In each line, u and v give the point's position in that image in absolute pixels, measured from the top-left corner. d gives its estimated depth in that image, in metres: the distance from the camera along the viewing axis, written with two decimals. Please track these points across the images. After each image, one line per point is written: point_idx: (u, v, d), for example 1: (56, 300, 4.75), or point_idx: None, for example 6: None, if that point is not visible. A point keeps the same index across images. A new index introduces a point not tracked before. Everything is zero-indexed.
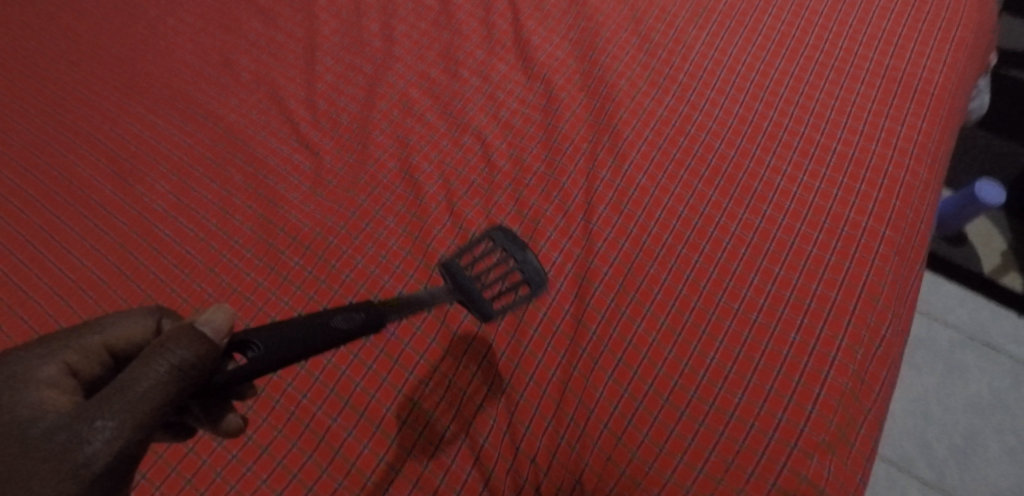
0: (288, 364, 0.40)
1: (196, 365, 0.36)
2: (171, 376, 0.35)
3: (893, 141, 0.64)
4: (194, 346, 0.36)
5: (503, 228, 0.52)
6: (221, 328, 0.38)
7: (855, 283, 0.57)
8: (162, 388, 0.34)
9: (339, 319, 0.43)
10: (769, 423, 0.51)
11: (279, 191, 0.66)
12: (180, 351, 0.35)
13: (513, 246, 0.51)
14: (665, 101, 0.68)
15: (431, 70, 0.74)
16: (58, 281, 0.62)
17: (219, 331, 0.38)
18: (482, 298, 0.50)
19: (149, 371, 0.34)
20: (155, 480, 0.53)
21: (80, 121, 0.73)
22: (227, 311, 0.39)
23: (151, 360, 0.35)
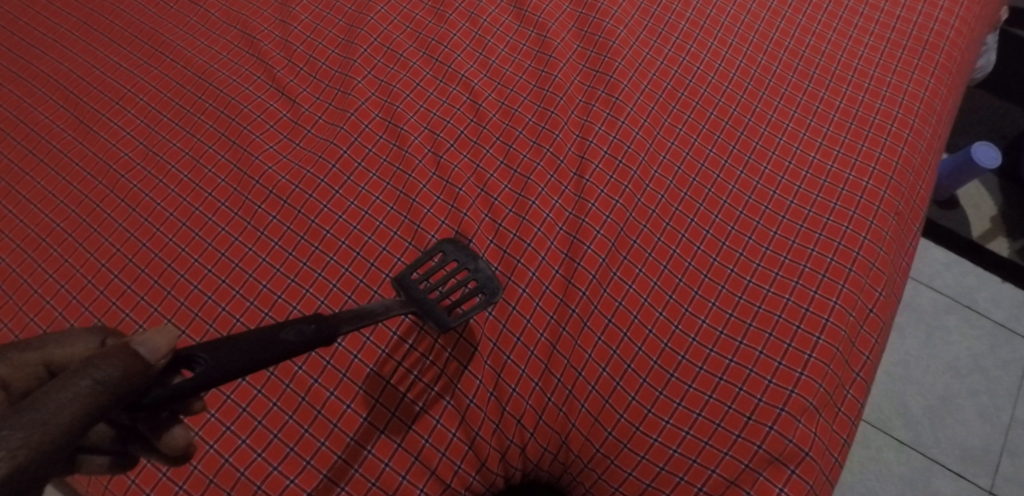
0: (232, 379, 0.40)
1: (126, 384, 0.33)
2: (93, 391, 0.31)
3: (897, 99, 0.66)
4: (124, 364, 0.33)
5: (453, 241, 0.61)
6: (157, 348, 0.37)
7: (850, 247, 0.59)
8: (84, 400, 0.30)
9: (289, 333, 0.44)
10: (752, 360, 0.56)
11: (281, 138, 0.68)
12: (106, 368, 0.32)
13: (464, 258, 0.60)
14: (663, 51, 0.70)
15: (415, 11, 0.74)
16: (76, 219, 0.66)
17: (156, 351, 0.37)
18: (437, 306, 0.58)
19: (69, 386, 0.30)
20: None
21: (92, 61, 0.75)
22: (167, 332, 0.38)
23: (71, 376, 0.31)
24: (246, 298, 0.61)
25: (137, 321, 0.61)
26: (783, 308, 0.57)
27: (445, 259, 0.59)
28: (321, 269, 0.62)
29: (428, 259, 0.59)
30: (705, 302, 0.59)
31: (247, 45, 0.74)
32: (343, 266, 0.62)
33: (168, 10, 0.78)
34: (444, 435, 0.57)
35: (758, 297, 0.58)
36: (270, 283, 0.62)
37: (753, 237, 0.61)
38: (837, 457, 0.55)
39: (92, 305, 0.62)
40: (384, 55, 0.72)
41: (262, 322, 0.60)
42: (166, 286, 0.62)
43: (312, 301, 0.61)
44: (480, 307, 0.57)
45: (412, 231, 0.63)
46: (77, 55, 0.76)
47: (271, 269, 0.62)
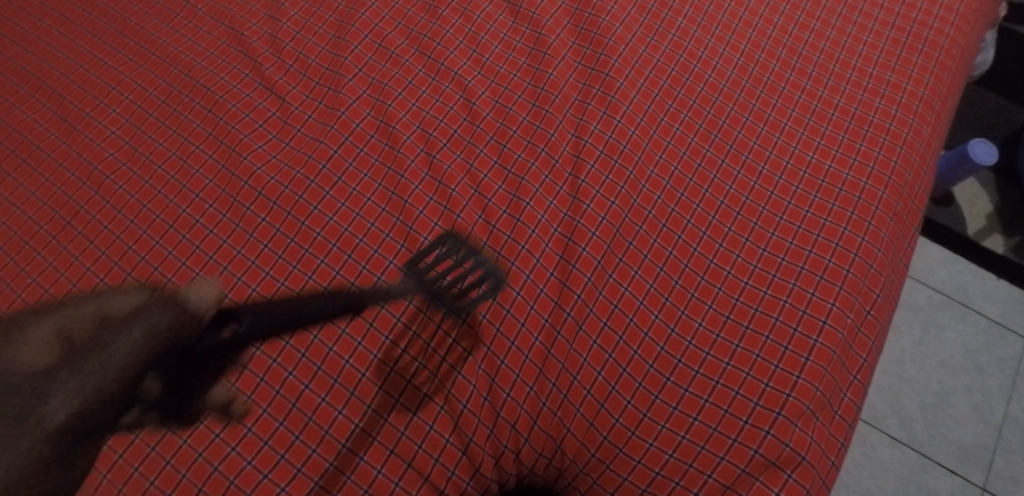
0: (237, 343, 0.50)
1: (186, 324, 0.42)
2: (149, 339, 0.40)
3: (896, 97, 0.65)
4: (167, 314, 0.41)
5: (456, 233, 0.62)
6: (205, 298, 0.44)
7: (848, 248, 0.59)
8: (138, 348, 0.39)
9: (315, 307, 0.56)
10: (748, 364, 0.55)
11: (271, 137, 0.67)
12: (169, 311, 0.41)
13: (466, 249, 0.61)
14: (660, 49, 0.69)
15: (407, 7, 0.73)
16: (60, 221, 0.65)
17: (204, 300, 0.44)
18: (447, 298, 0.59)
19: (130, 329, 0.39)
20: None
21: (76, 59, 0.73)
22: (212, 283, 0.45)
23: (139, 316, 0.40)
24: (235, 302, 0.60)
25: None
26: (780, 311, 0.57)
27: (448, 252, 0.60)
28: (311, 272, 0.61)
29: (431, 252, 0.61)
30: (702, 304, 0.58)
31: (235, 42, 0.73)
32: (334, 269, 0.61)
33: (154, 6, 0.77)
34: (437, 441, 0.56)
35: (755, 300, 0.57)
36: (260, 287, 0.60)
37: (750, 238, 0.60)
38: (833, 461, 0.55)
39: None
40: (376, 52, 0.70)
41: None
42: None
43: None
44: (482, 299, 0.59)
45: (404, 233, 0.62)
46: (61, 52, 0.74)
47: (261, 272, 0.61)
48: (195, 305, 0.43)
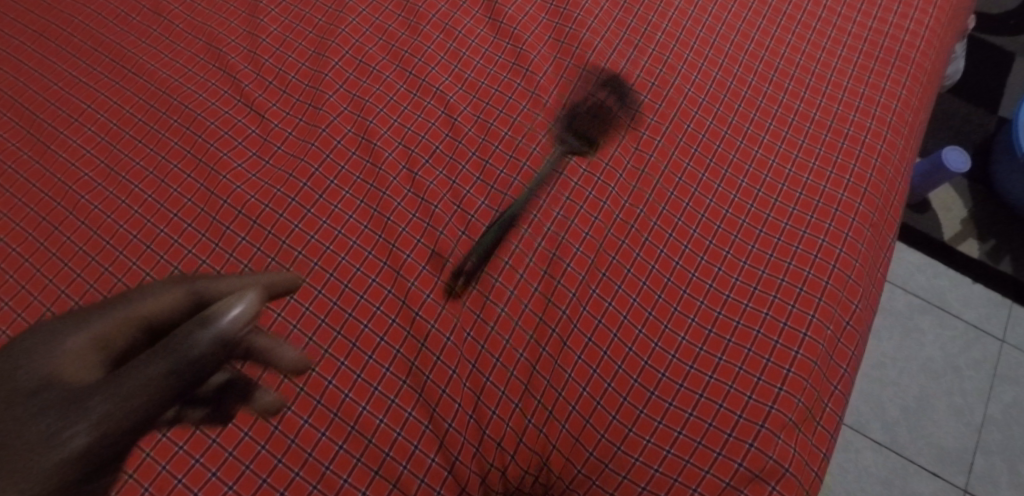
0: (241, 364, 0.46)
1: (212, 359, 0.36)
2: (177, 375, 0.34)
3: (870, 110, 0.66)
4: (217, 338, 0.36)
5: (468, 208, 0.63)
6: (236, 314, 0.37)
7: (827, 260, 0.59)
8: (170, 376, 0.34)
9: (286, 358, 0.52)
10: (731, 377, 0.55)
11: (251, 155, 0.66)
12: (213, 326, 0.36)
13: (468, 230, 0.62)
14: (641, 63, 0.69)
15: (388, 22, 0.73)
16: (33, 243, 0.64)
17: (239, 316, 0.37)
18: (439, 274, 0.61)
19: (194, 341, 0.35)
20: (146, 447, 0.54)
21: (50, 76, 0.72)
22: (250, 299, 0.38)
23: (195, 332, 0.35)
24: None
25: None
26: (761, 323, 0.57)
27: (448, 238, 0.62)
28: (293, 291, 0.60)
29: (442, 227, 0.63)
30: (685, 318, 0.58)
31: (214, 58, 0.72)
32: (316, 288, 0.60)
33: (130, 21, 0.76)
34: (422, 461, 0.56)
35: (737, 313, 0.58)
36: None
37: (731, 250, 0.61)
38: (817, 471, 0.55)
39: None
40: (357, 68, 0.70)
41: None
42: None
43: (284, 325, 0.59)
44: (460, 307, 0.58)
45: (387, 250, 0.62)
46: (35, 70, 0.73)
47: None
48: (223, 318, 0.36)
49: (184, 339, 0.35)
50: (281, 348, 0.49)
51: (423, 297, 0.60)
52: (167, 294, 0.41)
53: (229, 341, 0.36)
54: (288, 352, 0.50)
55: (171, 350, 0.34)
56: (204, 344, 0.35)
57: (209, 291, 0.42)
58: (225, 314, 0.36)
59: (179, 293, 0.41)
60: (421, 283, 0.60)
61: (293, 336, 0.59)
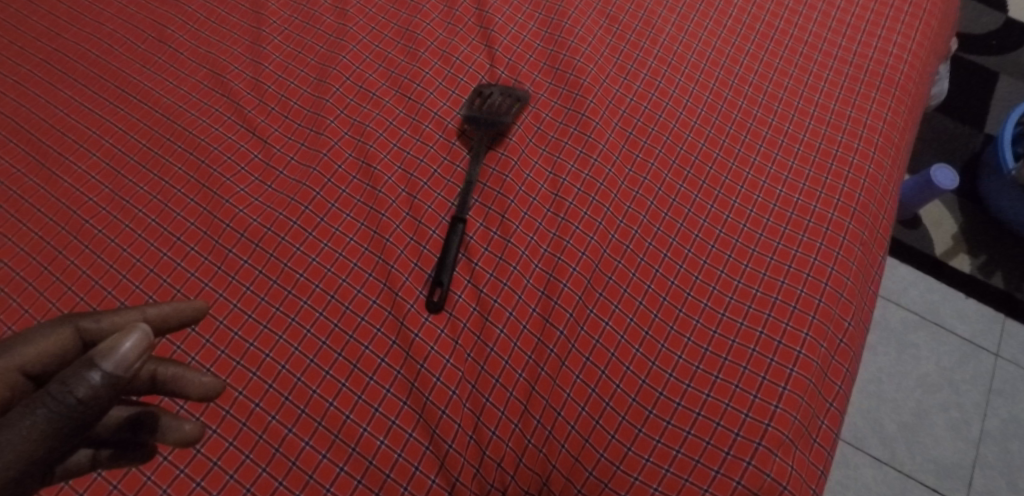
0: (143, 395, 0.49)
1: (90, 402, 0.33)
2: (76, 410, 0.32)
3: (858, 132, 0.68)
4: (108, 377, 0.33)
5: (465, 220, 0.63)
6: (122, 353, 0.34)
7: (819, 278, 0.61)
8: (56, 420, 0.32)
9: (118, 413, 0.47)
10: (728, 395, 0.56)
11: (253, 180, 0.68)
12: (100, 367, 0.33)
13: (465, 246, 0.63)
14: (633, 88, 0.71)
15: (387, 49, 0.75)
16: (37, 267, 0.64)
17: (123, 355, 0.34)
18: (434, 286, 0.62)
19: (79, 383, 0.33)
20: (147, 470, 0.55)
21: (56, 103, 0.74)
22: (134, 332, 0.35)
23: (83, 370, 0.33)
24: (217, 347, 0.60)
25: None
26: (756, 342, 0.58)
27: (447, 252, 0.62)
28: (294, 314, 0.61)
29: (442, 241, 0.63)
30: (681, 337, 0.59)
31: (217, 85, 0.74)
32: (317, 310, 0.61)
33: (135, 49, 0.77)
34: (422, 482, 0.56)
35: (732, 331, 0.59)
36: (242, 330, 0.60)
37: (725, 270, 0.62)
38: (815, 488, 0.55)
39: None
40: (357, 94, 0.72)
41: (232, 371, 0.59)
42: None
43: (286, 348, 0.60)
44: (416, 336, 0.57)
45: (386, 272, 0.62)
46: (41, 97, 0.74)
47: (243, 315, 0.61)
48: (112, 358, 0.34)
49: (67, 383, 0.32)
50: (190, 375, 0.51)
51: (421, 319, 0.60)
52: (50, 335, 0.42)
53: (118, 381, 0.34)
54: (196, 378, 0.52)
55: (51, 397, 0.32)
56: (93, 383, 0.33)
57: (95, 328, 0.44)
58: (114, 351, 0.34)
59: (64, 333, 0.43)
60: (420, 305, 0.61)
61: (294, 358, 0.59)
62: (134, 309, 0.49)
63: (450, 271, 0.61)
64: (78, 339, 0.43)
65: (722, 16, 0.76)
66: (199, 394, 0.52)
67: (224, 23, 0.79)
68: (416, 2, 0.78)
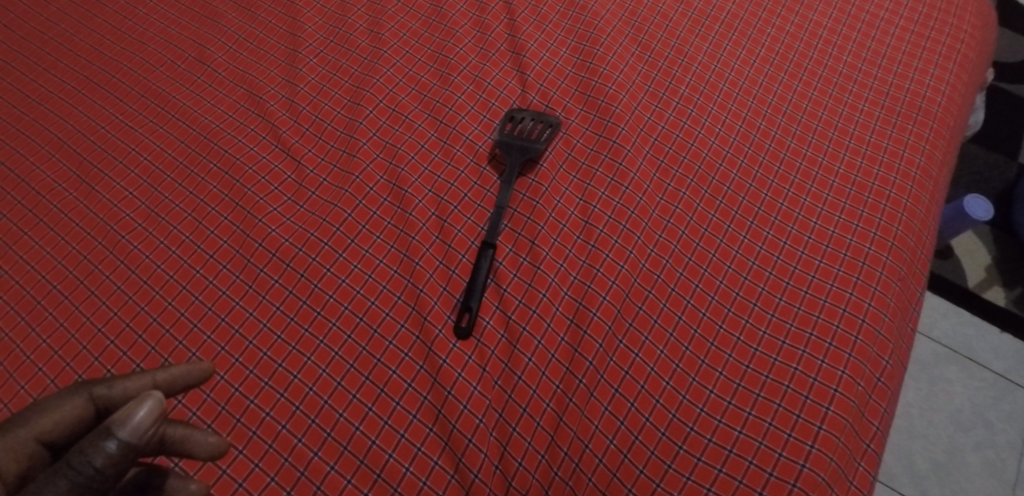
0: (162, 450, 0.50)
1: (106, 471, 0.36)
2: (94, 478, 0.36)
3: (895, 164, 0.67)
4: (126, 446, 0.37)
5: (493, 246, 0.63)
6: (139, 421, 0.37)
7: (855, 314, 0.59)
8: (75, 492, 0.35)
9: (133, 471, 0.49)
10: (761, 432, 0.55)
11: (286, 199, 0.68)
12: (116, 437, 0.36)
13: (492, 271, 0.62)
14: (665, 116, 0.71)
15: (420, 73, 0.76)
16: (73, 280, 0.65)
17: (140, 424, 0.37)
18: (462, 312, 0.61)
19: (95, 452, 0.36)
20: None
21: (98, 119, 0.75)
22: (148, 399, 0.38)
23: (100, 440, 0.36)
24: (246, 367, 0.60)
25: None
26: (790, 379, 0.57)
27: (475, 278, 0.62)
28: (322, 336, 0.61)
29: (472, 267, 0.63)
30: (712, 371, 0.58)
31: (253, 105, 0.75)
32: (345, 333, 0.61)
33: (175, 68, 0.79)
34: None
35: (765, 367, 0.58)
36: (271, 351, 0.61)
37: (758, 303, 0.61)
38: None
39: (85, 372, 0.60)
40: (389, 117, 0.72)
41: (259, 392, 0.59)
42: (163, 353, 0.61)
43: (314, 370, 0.60)
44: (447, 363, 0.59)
45: (415, 295, 0.62)
46: (83, 113, 0.76)
47: (272, 336, 0.61)
48: (131, 426, 0.37)
49: (86, 455, 0.36)
50: (195, 435, 0.51)
51: (449, 345, 0.60)
52: (64, 403, 0.44)
53: (135, 447, 0.37)
54: (203, 438, 0.52)
55: (71, 470, 0.35)
56: (110, 453, 0.36)
57: (107, 395, 0.46)
58: (129, 420, 0.37)
59: (78, 402, 0.45)
60: (448, 331, 0.61)
61: (321, 380, 0.59)
62: (145, 373, 0.50)
63: (479, 297, 0.61)
64: (92, 406, 0.45)
65: (755, 44, 0.76)
66: (206, 454, 0.51)
67: (262, 44, 0.80)
68: (450, 26, 0.79)
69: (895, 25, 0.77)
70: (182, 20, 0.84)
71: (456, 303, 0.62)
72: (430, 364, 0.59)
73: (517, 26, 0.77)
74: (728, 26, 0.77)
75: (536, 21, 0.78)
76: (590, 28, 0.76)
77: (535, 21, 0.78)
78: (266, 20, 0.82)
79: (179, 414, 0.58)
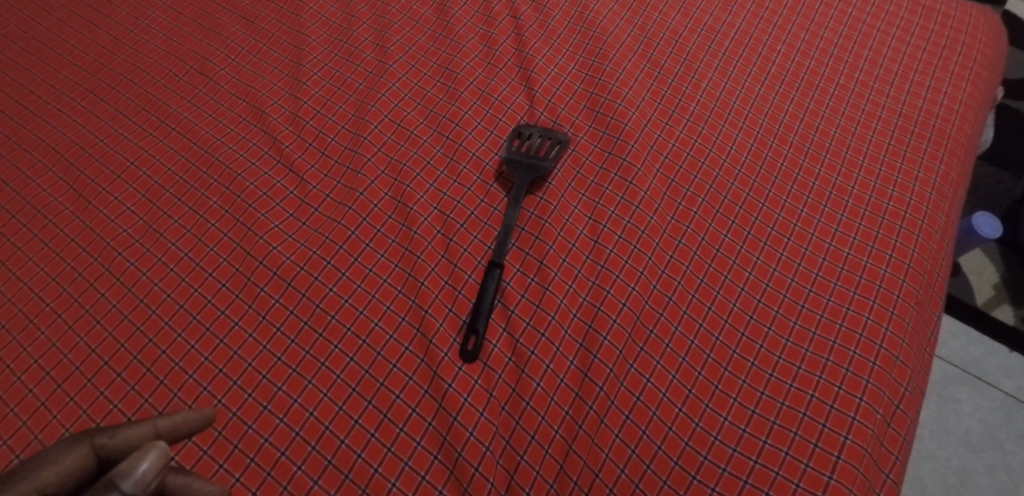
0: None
1: None
2: None
3: (909, 185, 0.65)
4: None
5: (501, 265, 0.61)
6: (144, 472, 0.35)
7: (873, 340, 0.58)
8: None
9: None
10: (777, 462, 0.53)
11: (288, 216, 0.67)
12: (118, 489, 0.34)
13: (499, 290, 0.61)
14: (675, 133, 0.70)
15: (426, 88, 0.74)
16: (67, 298, 0.64)
17: (144, 474, 0.35)
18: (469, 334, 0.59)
19: None
20: None
21: (97, 132, 0.74)
22: (152, 450, 0.36)
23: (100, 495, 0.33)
24: (244, 390, 0.58)
25: (125, 414, 0.57)
26: (806, 406, 0.55)
27: (482, 298, 0.60)
28: (324, 358, 0.59)
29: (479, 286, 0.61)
30: (726, 397, 0.56)
31: (255, 119, 0.74)
32: (348, 355, 0.59)
33: (177, 81, 0.78)
34: None
35: (781, 393, 0.56)
36: (271, 373, 0.59)
37: (773, 327, 0.59)
38: None
39: (77, 394, 0.58)
40: (394, 132, 0.71)
41: (258, 416, 0.57)
42: (159, 375, 0.59)
43: (314, 394, 0.58)
44: (455, 385, 0.57)
45: (420, 317, 0.60)
46: (82, 126, 0.75)
47: (272, 358, 0.59)
48: (135, 476, 0.35)
49: None
50: (197, 484, 0.46)
51: (455, 369, 0.58)
52: (66, 454, 0.39)
53: None
54: (203, 487, 0.46)
55: None
56: None
57: (110, 445, 0.41)
58: (132, 471, 0.35)
59: (81, 452, 0.40)
60: (453, 354, 0.59)
61: (322, 405, 0.57)
62: (147, 422, 0.45)
63: (486, 319, 0.59)
64: (93, 457, 0.40)
65: (766, 61, 0.75)
66: None
67: (265, 57, 0.79)
68: (456, 40, 0.78)
69: (907, 43, 0.76)
70: (184, 31, 0.82)
71: (462, 325, 0.60)
72: (436, 389, 0.57)
73: (524, 41, 0.76)
74: (738, 42, 0.76)
75: (543, 35, 0.77)
76: (598, 43, 0.75)
77: (543, 36, 0.77)
78: (270, 32, 0.81)
79: None
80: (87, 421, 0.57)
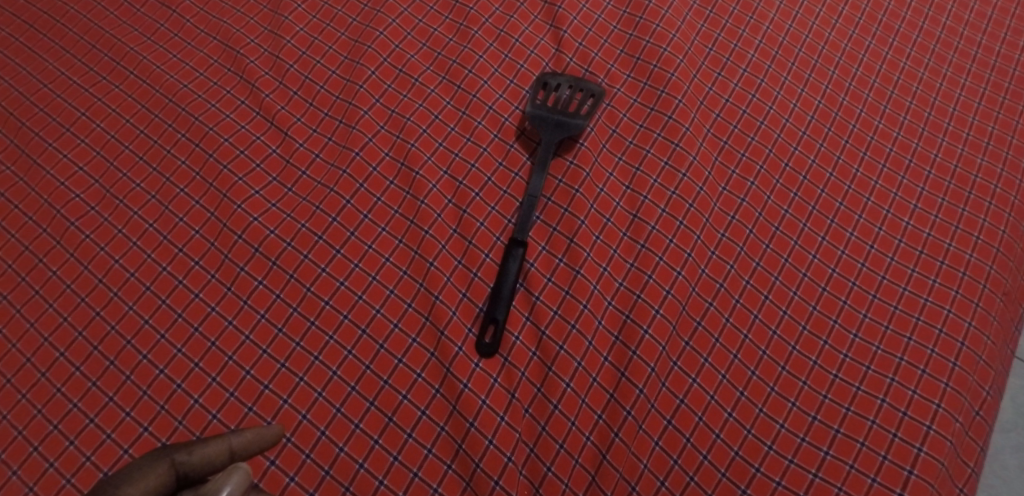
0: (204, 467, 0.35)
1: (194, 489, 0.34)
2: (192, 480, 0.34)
3: (1001, 153, 0.56)
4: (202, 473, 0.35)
5: (524, 244, 0.52)
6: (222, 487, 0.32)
7: (954, 337, 0.49)
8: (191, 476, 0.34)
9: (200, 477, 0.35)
10: (841, 477, 0.45)
11: (270, 180, 0.57)
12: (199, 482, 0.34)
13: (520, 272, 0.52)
14: (728, 86, 0.59)
15: (433, 25, 0.63)
16: (12, 276, 0.55)
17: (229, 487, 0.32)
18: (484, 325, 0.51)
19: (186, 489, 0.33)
20: None
21: (40, 75, 0.63)
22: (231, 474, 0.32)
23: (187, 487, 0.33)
24: (224, 388, 0.49)
25: (86, 415, 0.49)
26: (876, 413, 0.47)
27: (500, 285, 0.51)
28: (317, 352, 0.51)
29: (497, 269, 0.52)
30: (784, 401, 0.48)
31: (229, 61, 0.62)
32: (345, 349, 0.51)
33: (134, 14, 0.66)
34: None
35: (846, 398, 0.48)
36: (255, 369, 0.50)
37: (839, 320, 0.51)
38: None
39: (30, 392, 0.50)
40: (396, 79, 0.60)
41: (242, 420, 0.48)
42: (124, 370, 0.50)
43: (306, 394, 0.49)
44: (473, 384, 0.49)
45: (429, 304, 0.52)
46: (23, 68, 0.63)
47: (256, 351, 0.51)
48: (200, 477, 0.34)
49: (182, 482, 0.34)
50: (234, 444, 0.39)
51: (471, 366, 0.50)
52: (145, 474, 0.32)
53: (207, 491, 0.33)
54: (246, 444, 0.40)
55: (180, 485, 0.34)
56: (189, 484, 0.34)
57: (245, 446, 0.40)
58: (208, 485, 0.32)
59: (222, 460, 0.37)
60: (469, 347, 0.50)
61: (317, 406, 0.49)
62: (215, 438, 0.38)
63: (506, 306, 0.50)
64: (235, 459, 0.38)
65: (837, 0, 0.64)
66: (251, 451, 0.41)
67: None
68: None
69: None
70: None
71: (479, 314, 0.51)
72: (450, 390, 0.49)
73: None
74: None
75: None
76: None
77: None
78: None
79: (144, 445, 0.48)
80: (41, 423, 0.49)
